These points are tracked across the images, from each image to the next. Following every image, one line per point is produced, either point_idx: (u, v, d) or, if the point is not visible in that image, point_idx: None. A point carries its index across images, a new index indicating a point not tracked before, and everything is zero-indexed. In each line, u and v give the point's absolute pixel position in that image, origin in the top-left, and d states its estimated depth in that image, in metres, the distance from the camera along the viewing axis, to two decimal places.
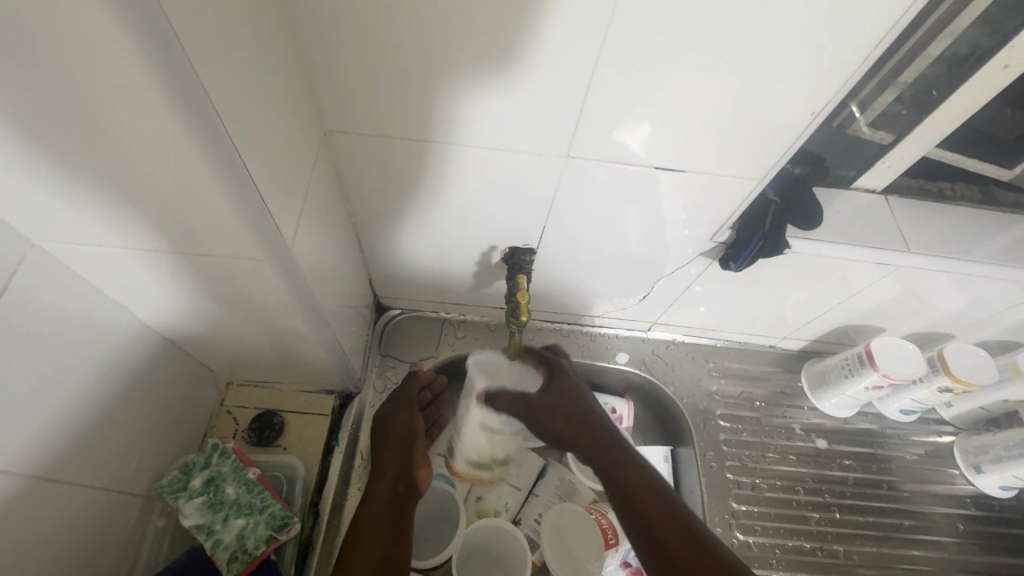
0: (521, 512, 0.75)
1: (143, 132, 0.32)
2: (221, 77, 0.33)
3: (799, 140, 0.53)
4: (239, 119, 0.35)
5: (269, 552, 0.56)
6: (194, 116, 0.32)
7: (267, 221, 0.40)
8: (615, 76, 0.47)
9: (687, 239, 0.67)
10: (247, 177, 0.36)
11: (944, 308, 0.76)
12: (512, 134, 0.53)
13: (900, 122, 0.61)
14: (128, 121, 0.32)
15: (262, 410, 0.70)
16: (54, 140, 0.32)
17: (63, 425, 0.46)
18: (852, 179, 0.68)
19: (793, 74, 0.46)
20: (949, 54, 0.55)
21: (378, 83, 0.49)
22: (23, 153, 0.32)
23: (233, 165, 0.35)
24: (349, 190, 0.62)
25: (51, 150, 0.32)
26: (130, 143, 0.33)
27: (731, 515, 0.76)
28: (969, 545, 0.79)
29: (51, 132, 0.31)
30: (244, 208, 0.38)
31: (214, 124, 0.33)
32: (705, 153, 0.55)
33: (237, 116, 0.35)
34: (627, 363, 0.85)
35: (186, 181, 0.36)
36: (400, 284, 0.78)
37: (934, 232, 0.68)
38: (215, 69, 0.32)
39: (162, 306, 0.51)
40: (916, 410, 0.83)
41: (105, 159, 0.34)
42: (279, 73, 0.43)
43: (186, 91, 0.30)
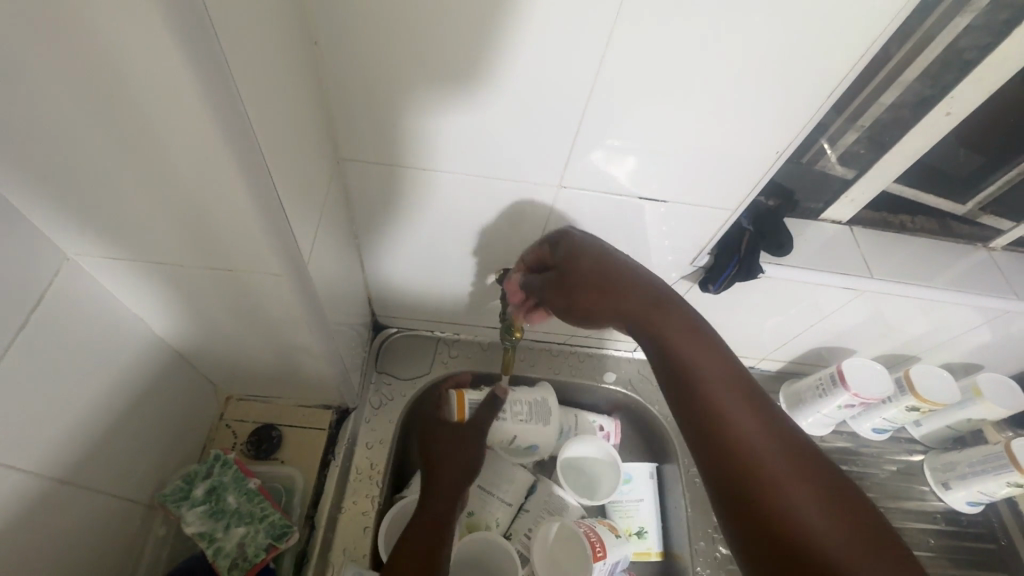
0: (512, 526, 0.77)
1: (185, 157, 0.36)
2: (258, 112, 0.37)
3: (770, 174, 0.59)
4: (271, 148, 0.39)
5: (267, 560, 0.57)
6: (235, 148, 0.35)
7: (289, 239, 0.44)
8: (605, 115, 0.53)
9: (669, 263, 0.71)
10: (275, 200, 0.40)
11: (908, 331, 0.82)
12: (511, 164, 0.58)
13: (860, 160, 0.67)
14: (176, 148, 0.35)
15: (261, 423, 0.72)
16: (106, 155, 0.36)
17: (81, 428, 0.48)
18: (819, 211, 0.74)
19: (761, 114, 0.52)
20: (900, 102, 0.61)
21: (390, 118, 0.54)
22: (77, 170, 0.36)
23: (266, 190, 0.39)
24: (355, 214, 0.66)
25: (101, 164, 0.36)
26: (171, 165, 0.36)
27: (714, 530, 0.79)
28: (940, 559, 0.82)
29: (103, 148, 0.35)
30: (268, 227, 0.42)
31: (254, 155, 0.37)
32: (686, 185, 0.60)
33: (270, 146, 0.39)
34: (614, 381, 0.89)
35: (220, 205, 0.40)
36: (399, 304, 0.81)
37: (895, 260, 0.74)
38: (256, 107, 0.36)
39: (177, 317, 0.54)
40: (887, 428, 0.87)
41: (146, 177, 0.37)
42: (304, 107, 0.48)
43: (232, 127, 0.34)
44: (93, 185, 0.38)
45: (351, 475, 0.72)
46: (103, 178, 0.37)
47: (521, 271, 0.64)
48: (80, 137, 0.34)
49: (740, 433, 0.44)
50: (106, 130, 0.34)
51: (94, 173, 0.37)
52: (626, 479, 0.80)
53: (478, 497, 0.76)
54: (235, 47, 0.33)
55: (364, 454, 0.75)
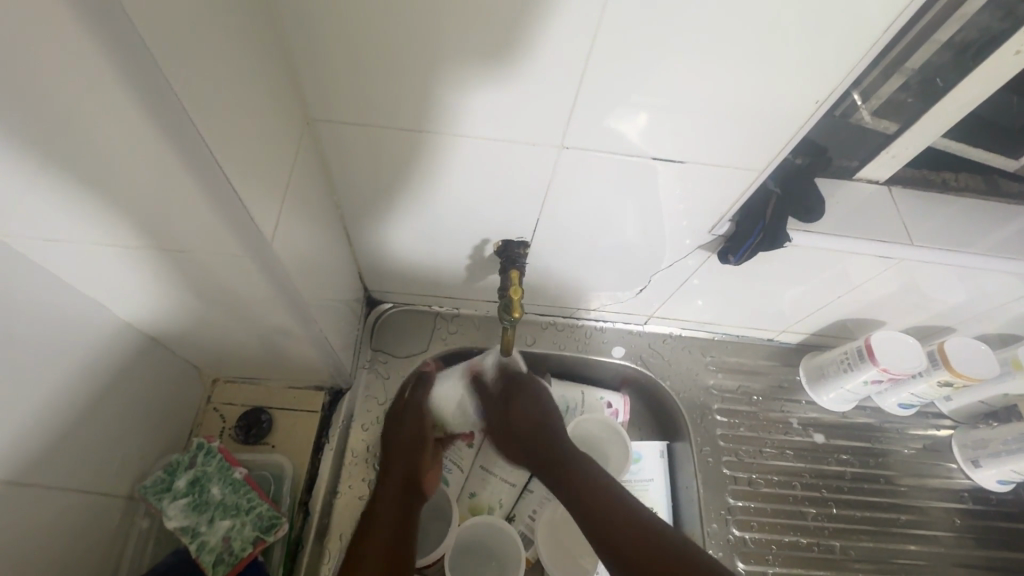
0: (516, 508, 0.74)
1: (101, 121, 0.30)
2: (179, 53, 0.31)
3: (804, 130, 0.51)
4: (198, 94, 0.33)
5: (255, 553, 0.55)
6: (148, 93, 0.30)
7: (241, 213, 0.39)
8: (612, 61, 0.45)
9: (685, 232, 0.65)
10: (210, 159, 0.35)
11: (944, 301, 0.75)
12: (507, 124, 0.51)
13: (906, 111, 0.59)
14: (88, 113, 0.30)
15: (250, 407, 0.69)
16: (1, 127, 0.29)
17: (39, 428, 0.44)
18: (854, 169, 0.66)
19: (796, 60, 0.44)
20: (958, 39, 0.53)
21: (363, 71, 0.47)
22: None
23: (200, 153, 0.34)
24: (335, 181, 0.59)
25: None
26: (85, 130, 0.30)
27: (727, 511, 0.76)
28: (965, 539, 0.78)
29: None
30: (214, 197, 0.37)
31: (176, 110, 0.31)
32: (704, 142, 0.53)
33: (198, 98, 0.33)
34: (623, 356, 0.84)
35: (152, 173, 0.34)
36: (391, 277, 0.76)
37: (937, 225, 0.67)
38: (173, 49, 0.31)
39: (139, 303, 0.49)
40: (915, 404, 0.82)
41: (62, 149, 0.31)
42: (256, 58, 0.41)
43: (132, 62, 0.28)
44: None
45: (346, 458, 0.70)
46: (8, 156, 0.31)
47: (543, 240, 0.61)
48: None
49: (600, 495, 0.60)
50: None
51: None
52: (635, 459, 0.77)
53: (477, 477, 0.73)
54: None
55: (360, 436, 0.72)
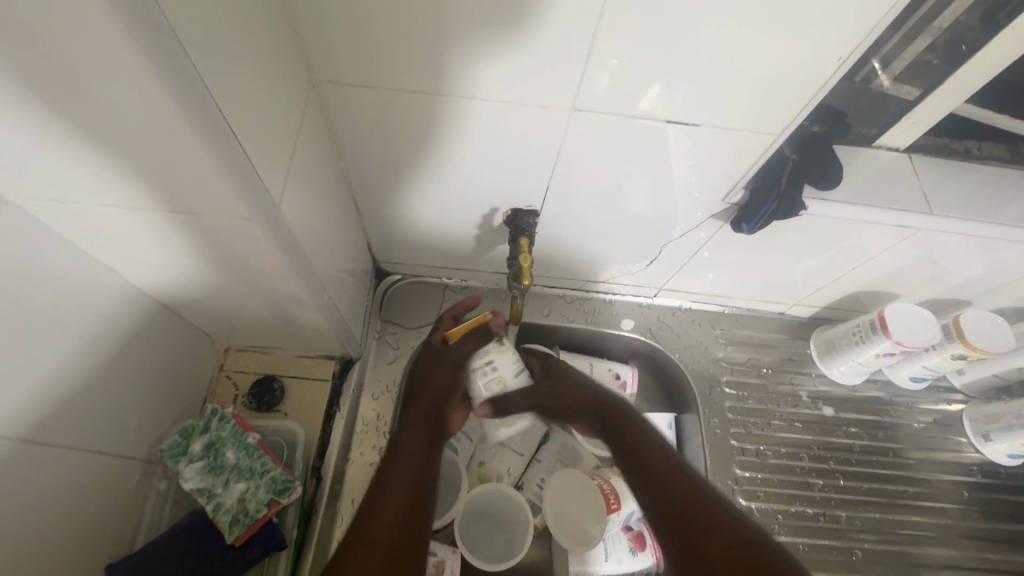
0: (523, 477, 0.75)
1: (108, 79, 0.30)
2: (182, 8, 0.30)
3: (822, 93, 0.50)
4: (208, 58, 0.33)
5: (270, 515, 0.57)
6: (155, 51, 0.29)
7: (253, 178, 0.39)
8: (627, 23, 0.44)
9: (697, 201, 0.64)
10: (221, 122, 0.34)
11: (961, 274, 0.73)
12: (516, 84, 0.50)
13: (930, 74, 0.57)
14: (93, 72, 0.29)
15: (262, 375, 0.70)
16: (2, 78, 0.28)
17: (55, 391, 0.45)
18: (874, 137, 0.64)
19: (819, 16, 0.43)
20: None
21: (368, 30, 0.46)
22: None
23: (211, 118, 0.34)
24: (341, 148, 0.59)
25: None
26: (94, 91, 0.30)
27: (734, 482, 0.76)
28: (972, 511, 0.79)
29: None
30: (222, 159, 0.36)
31: (187, 71, 0.31)
32: (719, 106, 0.51)
33: (207, 61, 0.33)
34: (632, 329, 0.83)
35: (160, 138, 0.34)
36: (400, 247, 0.76)
37: (959, 194, 0.65)
38: (181, 8, 0.30)
39: (149, 267, 0.49)
40: (927, 377, 0.82)
41: (66, 108, 0.31)
42: (259, 15, 0.40)
43: (143, 23, 0.28)
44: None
45: (357, 427, 0.71)
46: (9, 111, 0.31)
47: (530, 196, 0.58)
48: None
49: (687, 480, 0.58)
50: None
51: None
52: None
53: (487, 447, 0.74)
54: None
55: (370, 405, 0.72)
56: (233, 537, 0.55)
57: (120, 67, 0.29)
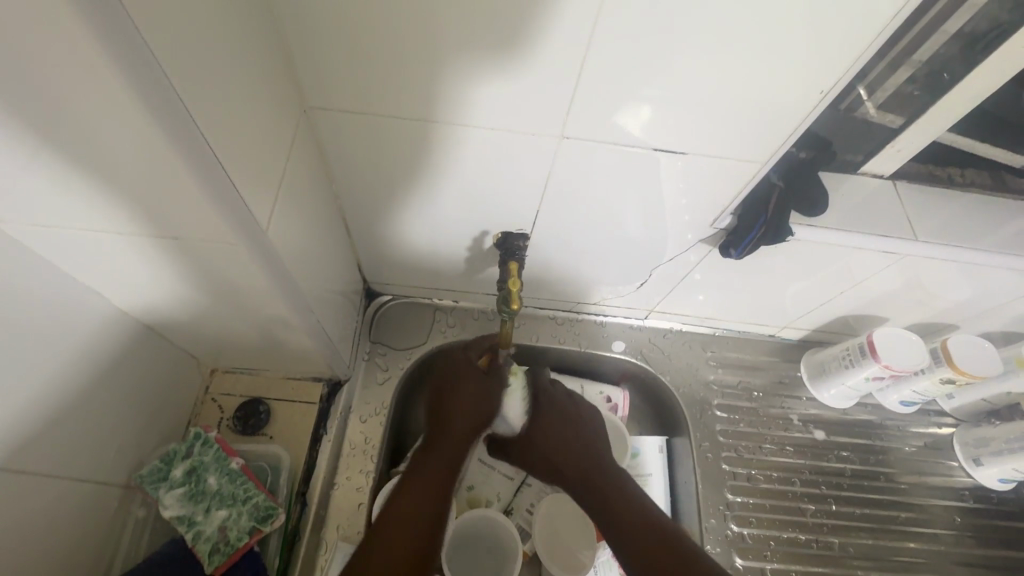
0: (513, 502, 0.73)
1: (93, 109, 0.30)
2: (171, 45, 0.31)
3: (805, 122, 0.50)
4: (198, 90, 0.34)
5: (252, 543, 0.55)
6: (145, 86, 0.30)
7: (240, 205, 0.39)
8: (615, 53, 0.45)
9: (687, 226, 0.64)
10: (209, 154, 0.35)
11: (948, 298, 0.74)
12: (505, 112, 0.50)
13: (912, 104, 0.58)
14: (80, 103, 0.30)
15: (248, 398, 0.69)
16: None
17: (33, 416, 0.44)
18: (859, 164, 0.66)
19: (801, 49, 0.44)
20: (967, 30, 0.52)
21: (359, 58, 0.46)
22: None
23: (200, 150, 0.34)
24: (332, 171, 0.59)
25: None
26: (77, 121, 0.31)
27: (726, 507, 0.76)
28: (965, 537, 0.78)
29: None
30: (208, 186, 0.36)
31: (175, 106, 0.32)
32: (706, 132, 0.52)
33: (196, 94, 0.33)
34: (623, 351, 0.83)
35: (145, 168, 0.34)
36: (390, 269, 0.76)
37: (943, 220, 0.66)
38: (169, 43, 0.30)
39: (133, 289, 0.48)
40: (916, 401, 0.82)
41: (44, 141, 0.31)
42: (250, 43, 0.40)
43: (132, 59, 0.28)
44: None
45: (344, 450, 0.70)
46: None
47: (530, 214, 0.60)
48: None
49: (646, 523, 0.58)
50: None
51: None
52: (634, 454, 0.76)
53: (476, 470, 0.73)
54: None
55: (358, 428, 0.71)
56: (213, 567, 0.53)
57: (109, 101, 0.30)
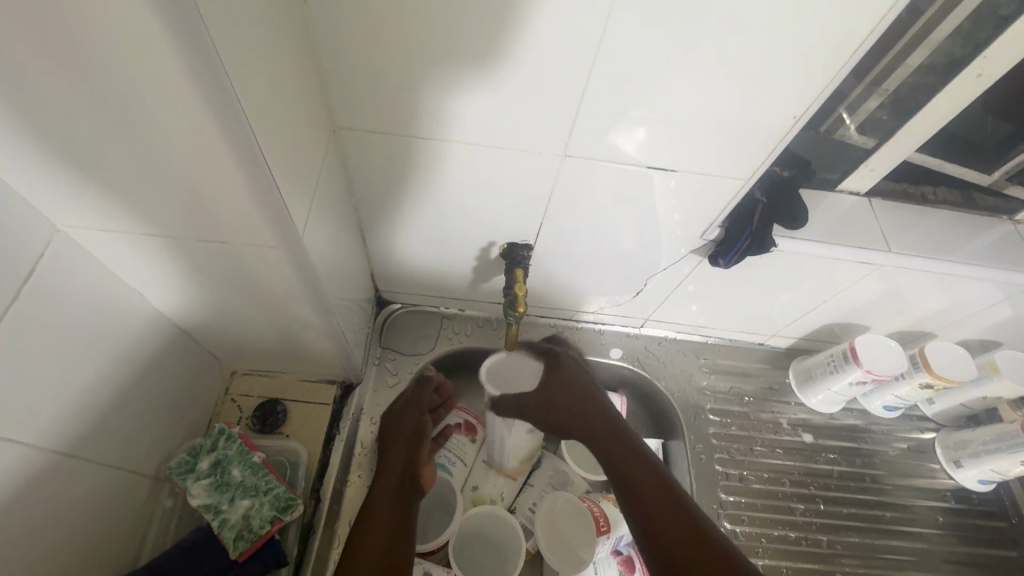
0: (516, 501, 0.77)
1: (172, 123, 0.35)
2: (244, 76, 0.36)
3: (785, 141, 0.56)
4: (259, 114, 0.39)
5: (273, 531, 0.59)
6: (220, 110, 0.35)
7: (284, 215, 0.44)
8: (612, 80, 0.50)
9: (679, 238, 0.69)
10: (265, 170, 0.40)
11: (925, 307, 0.79)
12: (516, 131, 0.56)
13: (882, 127, 0.64)
14: (161, 116, 0.35)
15: (266, 398, 0.72)
16: (77, 105, 0.34)
17: (81, 403, 0.48)
18: (836, 181, 0.71)
19: (778, 77, 0.49)
20: (928, 63, 0.57)
21: (387, 83, 0.52)
22: (39, 128, 0.35)
23: (258, 166, 0.39)
24: (354, 185, 0.64)
25: (69, 112, 0.34)
26: (155, 130, 0.36)
27: (719, 506, 0.79)
28: (948, 536, 0.81)
29: (74, 98, 0.33)
30: (259, 194, 0.41)
31: (244, 129, 0.37)
32: (695, 152, 0.58)
33: (258, 116, 0.39)
34: (620, 358, 0.87)
35: (207, 175, 0.39)
36: (402, 279, 0.80)
37: (916, 233, 0.71)
38: (242, 74, 0.36)
39: (174, 290, 0.53)
40: (899, 406, 0.86)
41: (124, 141, 0.37)
42: (294, 70, 0.46)
43: (215, 87, 0.33)
44: (71, 142, 0.36)
45: (356, 449, 0.73)
46: (80, 135, 0.36)
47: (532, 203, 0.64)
48: (40, 83, 0.32)
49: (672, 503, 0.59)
50: (70, 73, 0.32)
51: (68, 128, 0.35)
52: None
53: (480, 470, 0.77)
54: (215, 8, 0.32)
55: (369, 429, 0.75)
56: (237, 552, 0.57)
57: (187, 118, 0.35)
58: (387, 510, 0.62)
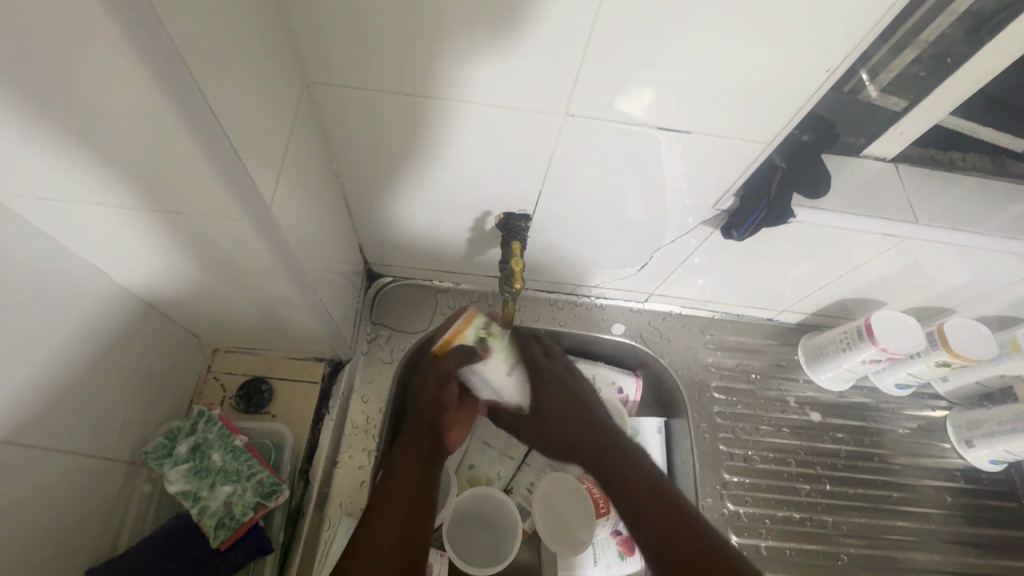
0: (512, 481, 0.74)
1: (106, 91, 0.31)
2: (187, 31, 0.31)
3: (810, 103, 0.50)
4: (213, 78, 0.34)
5: (256, 518, 0.58)
6: (165, 77, 0.30)
7: (251, 190, 0.40)
8: (620, 34, 0.44)
9: (688, 207, 0.64)
10: (225, 144, 0.36)
11: (946, 282, 0.75)
12: (511, 91, 0.50)
13: (916, 86, 0.57)
14: (95, 86, 0.30)
15: (250, 377, 0.69)
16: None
17: (38, 391, 0.45)
18: (861, 146, 0.65)
19: (805, 28, 0.43)
20: (975, 10, 0.51)
21: (361, 31, 0.46)
22: None
23: (216, 140, 0.35)
24: (334, 148, 0.58)
25: None
26: (89, 102, 0.31)
27: (722, 486, 0.77)
28: (955, 516, 0.80)
29: None
30: (222, 172, 0.37)
31: (194, 99, 0.32)
32: (710, 113, 0.52)
33: (212, 81, 0.34)
34: (623, 334, 0.83)
35: (160, 150, 0.35)
36: (392, 250, 0.75)
37: (944, 203, 0.66)
38: (185, 30, 0.31)
39: (137, 267, 0.49)
40: (912, 384, 0.83)
41: (51, 112, 0.32)
42: (253, 15, 0.39)
43: (154, 50, 0.29)
44: None
45: (346, 429, 0.71)
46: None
47: (529, 168, 0.60)
48: None
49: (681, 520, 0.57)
50: None
51: None
52: (634, 434, 0.77)
53: (477, 449, 0.74)
54: None
55: (360, 408, 0.72)
56: (219, 540, 0.56)
57: (127, 88, 0.31)
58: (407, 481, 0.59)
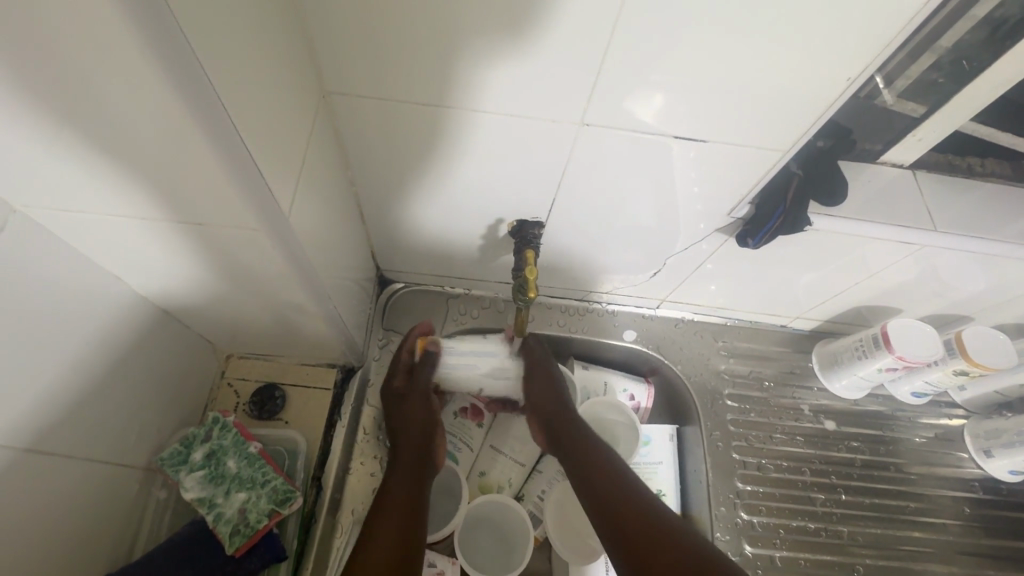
0: (524, 488, 0.74)
1: (133, 108, 0.31)
2: (213, 51, 0.32)
3: (830, 109, 0.49)
4: (238, 96, 0.35)
5: (270, 525, 0.58)
6: (191, 95, 0.31)
7: (272, 203, 0.41)
8: (638, 41, 0.44)
9: (700, 214, 0.64)
10: (251, 160, 0.37)
11: (964, 290, 0.74)
12: (527, 99, 0.50)
13: (935, 92, 0.56)
14: (123, 103, 0.31)
15: (263, 383, 0.70)
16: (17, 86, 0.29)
17: (58, 400, 0.45)
18: (877, 153, 0.64)
19: (823, 33, 0.43)
20: (996, 15, 0.49)
21: (376, 41, 0.46)
22: None
23: (241, 157, 0.36)
24: (349, 156, 0.59)
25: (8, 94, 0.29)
26: (117, 118, 0.32)
27: (735, 495, 0.76)
28: (973, 527, 0.79)
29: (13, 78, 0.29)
30: (244, 186, 0.38)
31: (221, 118, 0.33)
32: (724, 121, 0.52)
33: (237, 100, 0.35)
34: (634, 341, 0.83)
35: (184, 164, 0.36)
36: (404, 256, 0.76)
37: (962, 211, 0.65)
38: (212, 51, 0.31)
39: (154, 276, 0.49)
40: (928, 393, 0.82)
41: (77, 127, 0.32)
42: (271, 26, 0.40)
43: (185, 71, 0.30)
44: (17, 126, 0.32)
45: (358, 436, 0.71)
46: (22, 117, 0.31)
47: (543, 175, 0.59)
48: None
49: (651, 506, 0.57)
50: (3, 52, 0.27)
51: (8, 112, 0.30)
52: (645, 442, 0.77)
53: (488, 456, 0.74)
54: None
55: (372, 415, 0.72)
56: (233, 548, 0.56)
57: (156, 107, 0.31)
58: (405, 498, 0.59)
